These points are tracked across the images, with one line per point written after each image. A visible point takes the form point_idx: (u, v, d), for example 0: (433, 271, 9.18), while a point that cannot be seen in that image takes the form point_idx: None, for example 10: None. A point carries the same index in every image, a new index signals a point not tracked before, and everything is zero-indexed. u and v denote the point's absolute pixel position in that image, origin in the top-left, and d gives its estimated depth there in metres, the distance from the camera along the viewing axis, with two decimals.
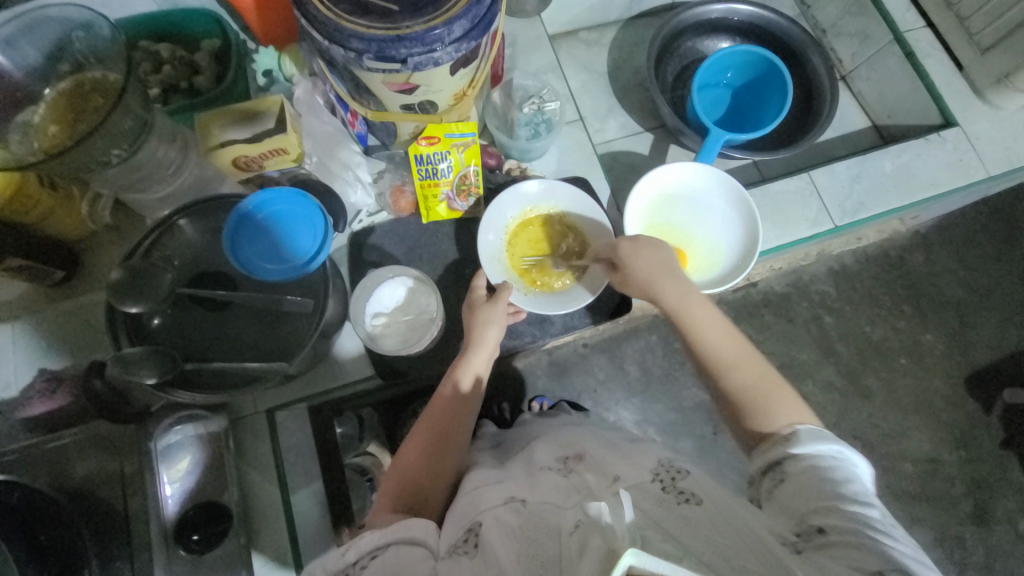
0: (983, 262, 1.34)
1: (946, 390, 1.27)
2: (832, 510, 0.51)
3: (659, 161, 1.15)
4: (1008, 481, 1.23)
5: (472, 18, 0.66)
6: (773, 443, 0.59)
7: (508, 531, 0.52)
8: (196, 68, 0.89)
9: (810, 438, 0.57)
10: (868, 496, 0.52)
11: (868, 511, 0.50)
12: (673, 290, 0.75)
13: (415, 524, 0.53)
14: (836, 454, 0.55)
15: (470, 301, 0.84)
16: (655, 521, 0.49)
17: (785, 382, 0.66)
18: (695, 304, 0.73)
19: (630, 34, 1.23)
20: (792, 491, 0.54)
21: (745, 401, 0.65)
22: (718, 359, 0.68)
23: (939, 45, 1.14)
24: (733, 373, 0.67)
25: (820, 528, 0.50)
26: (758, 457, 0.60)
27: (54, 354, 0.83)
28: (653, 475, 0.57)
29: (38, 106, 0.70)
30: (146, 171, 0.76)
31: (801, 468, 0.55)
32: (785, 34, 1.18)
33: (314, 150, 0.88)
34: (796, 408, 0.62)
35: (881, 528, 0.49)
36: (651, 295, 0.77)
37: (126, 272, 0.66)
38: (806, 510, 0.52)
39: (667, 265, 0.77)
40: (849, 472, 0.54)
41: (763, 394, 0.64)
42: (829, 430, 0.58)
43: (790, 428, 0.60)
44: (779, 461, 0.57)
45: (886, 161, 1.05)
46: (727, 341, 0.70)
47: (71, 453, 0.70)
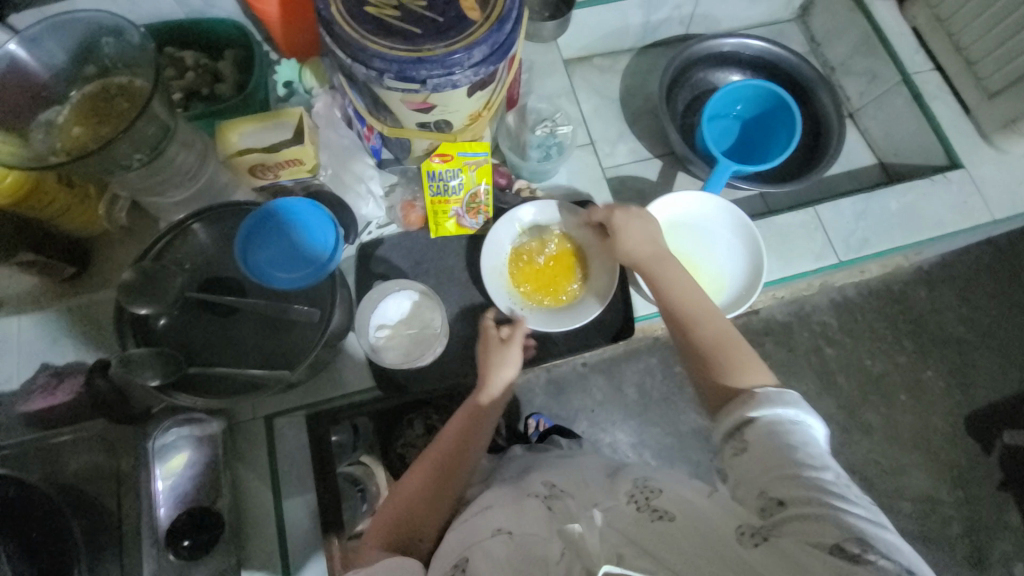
0: (985, 302, 1.34)
1: (946, 428, 1.27)
2: (790, 479, 0.51)
3: (667, 187, 1.16)
4: (1006, 524, 1.21)
5: (491, 45, 0.68)
6: (732, 405, 0.60)
7: (496, 563, 0.51)
8: (218, 76, 0.91)
9: (771, 399, 0.58)
10: (823, 458, 0.53)
11: (823, 475, 0.51)
12: (649, 253, 0.81)
13: (403, 563, 0.54)
14: (792, 416, 0.56)
15: (484, 338, 0.83)
16: (627, 536, 0.50)
17: (745, 342, 0.69)
18: (668, 268, 0.79)
19: (643, 62, 1.26)
20: (752, 462, 0.55)
21: (707, 354, 0.68)
22: (684, 314, 0.73)
23: (947, 88, 1.16)
24: (698, 329, 0.72)
25: (780, 501, 0.51)
26: (721, 421, 0.61)
27: (58, 349, 0.83)
28: (628, 496, 0.56)
29: (63, 107, 0.72)
30: (164, 175, 0.78)
31: (760, 433, 0.56)
32: (795, 70, 1.20)
33: (329, 163, 0.89)
34: (755, 369, 0.65)
35: (835, 491, 0.49)
36: (630, 257, 0.82)
37: (138, 273, 0.67)
38: (766, 482, 0.53)
39: (650, 235, 0.83)
40: (805, 436, 0.55)
41: (724, 350, 0.68)
42: (789, 391, 0.59)
43: (751, 392, 0.61)
44: (741, 425, 0.58)
45: (891, 199, 1.07)
46: (693, 299, 0.75)
47: (66, 448, 0.70)
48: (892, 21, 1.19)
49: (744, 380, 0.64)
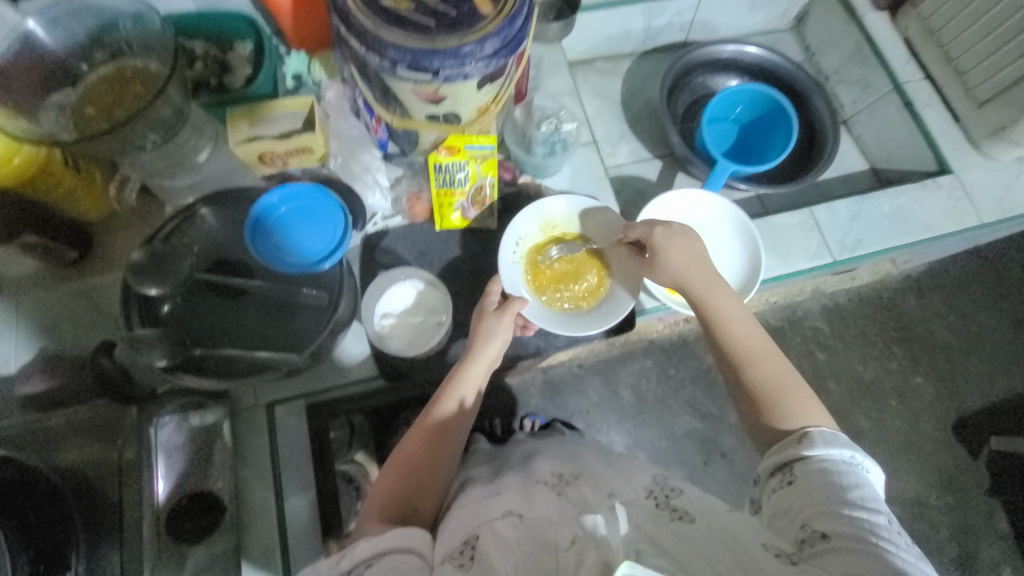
0: (971, 309, 1.38)
1: (934, 434, 1.29)
2: (836, 516, 0.53)
3: (667, 187, 1.19)
4: (994, 529, 1.23)
5: (503, 39, 0.70)
6: (786, 445, 0.63)
7: (507, 545, 0.52)
8: (225, 67, 0.91)
9: (826, 439, 0.61)
10: (876, 503, 0.55)
11: (874, 517, 0.53)
12: (704, 284, 0.79)
13: (410, 535, 0.54)
14: (845, 458, 0.59)
15: (481, 306, 0.85)
16: (650, 537, 0.50)
17: (802, 383, 0.71)
18: (723, 300, 0.78)
19: (643, 67, 1.29)
20: (800, 495, 0.57)
21: (761, 394, 0.70)
22: (739, 352, 0.74)
23: (937, 97, 1.20)
24: (756, 367, 0.72)
25: (823, 534, 0.53)
26: (771, 456, 0.63)
27: (56, 334, 0.82)
28: (647, 492, 0.58)
29: (74, 89, 0.72)
30: (174, 159, 0.79)
31: (812, 471, 0.59)
32: (791, 78, 1.23)
33: (339, 151, 0.91)
34: (812, 409, 0.67)
35: (882, 534, 0.51)
36: (681, 285, 0.81)
37: (147, 255, 0.68)
38: (810, 515, 0.55)
39: (697, 258, 0.81)
40: (858, 478, 0.57)
41: (782, 391, 0.69)
42: (842, 434, 0.62)
43: (806, 431, 0.63)
44: (792, 461, 0.61)
45: (884, 202, 1.10)
46: (750, 338, 0.75)
47: (62, 438, 0.69)
48: (884, 33, 1.23)
49: (802, 419, 0.66)
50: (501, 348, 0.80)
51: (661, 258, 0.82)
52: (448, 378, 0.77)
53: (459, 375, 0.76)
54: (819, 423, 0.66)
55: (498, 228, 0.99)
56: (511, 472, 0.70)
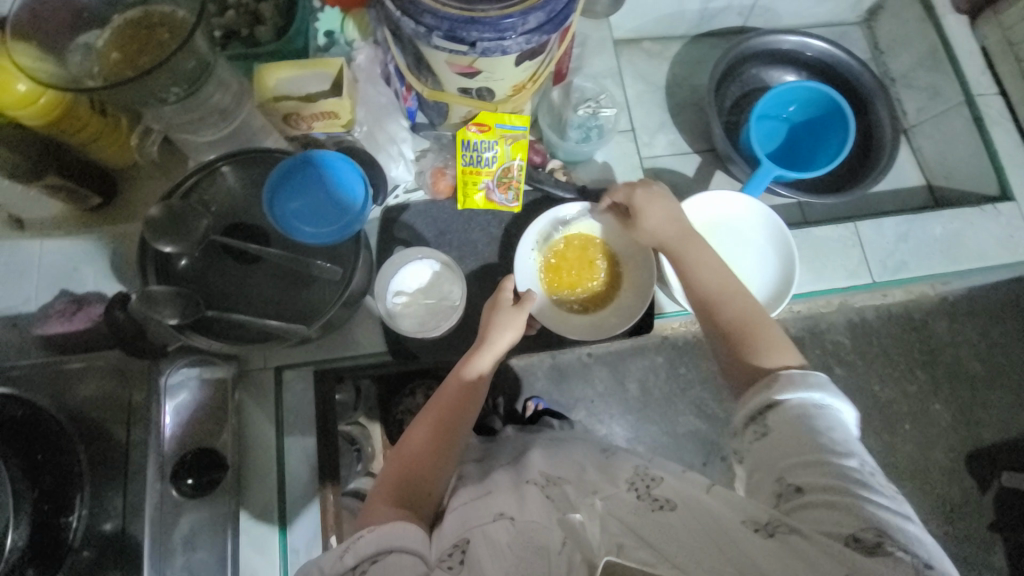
0: (1006, 341, 1.30)
1: (946, 462, 1.24)
2: (810, 468, 0.53)
3: (702, 185, 1.13)
4: (992, 565, 1.19)
5: (548, 12, 0.65)
6: (757, 390, 0.61)
7: (498, 549, 0.51)
8: (258, 17, 0.87)
9: (797, 381, 0.60)
10: (850, 444, 0.54)
11: (847, 462, 0.52)
12: (676, 234, 0.79)
13: (410, 531, 0.53)
14: (817, 401, 0.57)
15: (494, 301, 0.83)
16: (630, 527, 0.49)
17: (774, 321, 0.70)
18: (694, 248, 0.77)
19: (694, 52, 1.21)
20: (772, 446, 0.56)
21: (734, 336, 0.69)
22: (707, 296, 0.73)
23: (1009, 114, 1.10)
24: (727, 310, 0.71)
25: (798, 488, 0.52)
26: (745, 405, 0.62)
27: (78, 276, 0.83)
28: (628, 484, 0.56)
29: (102, 31, 0.69)
30: (199, 114, 0.77)
31: (781, 416, 0.57)
32: (853, 77, 1.14)
33: (365, 120, 0.87)
34: (784, 348, 0.66)
35: (857, 479, 0.51)
36: (657, 241, 0.80)
37: (165, 211, 0.67)
38: (784, 467, 0.54)
39: (673, 214, 0.80)
40: (831, 421, 0.56)
41: (752, 332, 0.68)
42: (817, 373, 0.60)
43: (777, 373, 0.62)
44: (764, 409, 0.59)
45: (936, 225, 1.02)
46: (721, 281, 0.74)
47: (74, 376, 0.70)
48: (962, 38, 1.13)
49: (775, 359, 0.65)
50: (512, 340, 0.79)
51: (640, 220, 0.81)
52: (455, 367, 0.76)
53: (464, 365, 0.75)
54: (791, 363, 0.65)
55: (522, 212, 0.95)
56: (505, 468, 0.69)
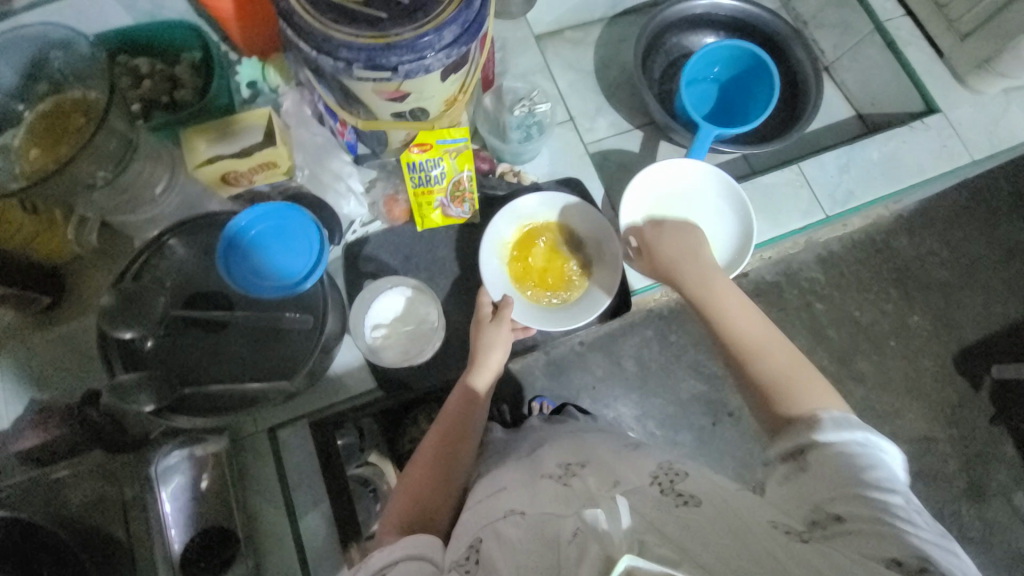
0: (965, 243, 1.37)
1: (935, 369, 1.30)
2: (851, 499, 0.51)
3: (650, 158, 1.15)
4: (1000, 455, 1.25)
5: (462, 24, 0.66)
6: (799, 428, 0.59)
7: (511, 545, 0.51)
8: (176, 82, 0.86)
9: (838, 422, 0.57)
10: (895, 483, 0.52)
11: (890, 498, 0.50)
12: (697, 276, 0.79)
13: (415, 541, 0.55)
14: (861, 440, 0.55)
15: (477, 317, 0.84)
16: (653, 523, 0.48)
17: (813, 370, 0.66)
18: (716, 290, 0.77)
19: (614, 32, 1.23)
20: (814, 482, 0.54)
21: (776, 390, 0.64)
22: (741, 344, 0.70)
23: (919, 33, 1.16)
24: (761, 360, 0.68)
25: (836, 516, 0.50)
26: (780, 441, 0.60)
27: (43, 383, 0.80)
28: (652, 479, 0.56)
29: (18, 129, 0.67)
30: (130, 195, 0.75)
31: (826, 456, 0.55)
32: (768, 28, 1.18)
33: (305, 163, 0.87)
34: (824, 394, 0.63)
35: (901, 514, 0.48)
36: (674, 278, 0.81)
37: (117, 296, 0.65)
38: (823, 500, 0.52)
39: (691, 251, 0.83)
40: (874, 460, 0.53)
41: (790, 381, 0.65)
42: (854, 417, 0.58)
43: (814, 415, 0.59)
44: (805, 446, 0.57)
45: (873, 149, 1.07)
46: (749, 326, 0.72)
47: (62, 485, 0.68)
48: None
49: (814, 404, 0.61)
50: (503, 356, 0.80)
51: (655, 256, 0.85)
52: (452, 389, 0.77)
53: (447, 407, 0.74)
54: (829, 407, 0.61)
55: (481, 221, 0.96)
56: (519, 463, 0.70)
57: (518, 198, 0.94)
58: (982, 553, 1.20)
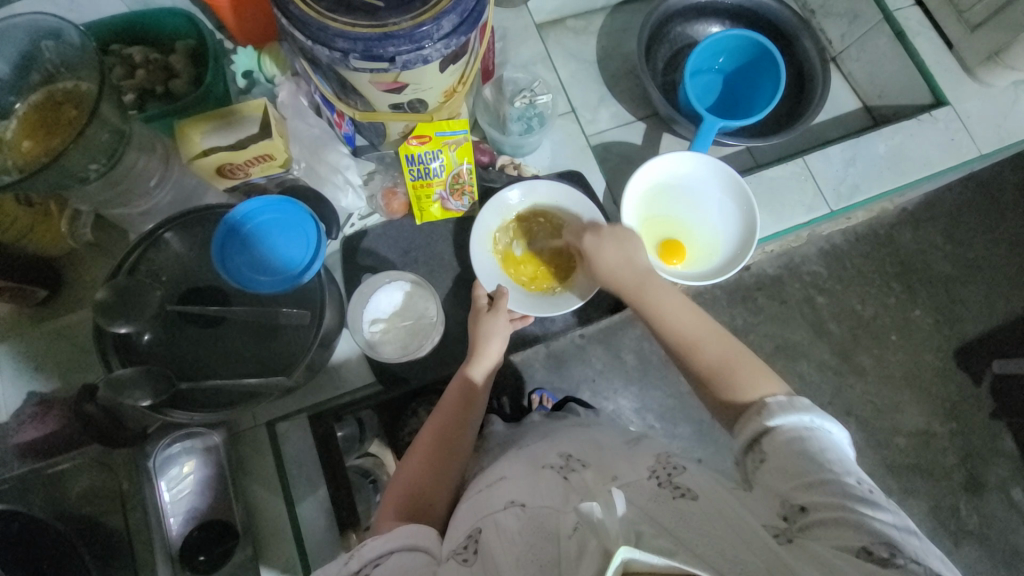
0: (970, 237, 1.35)
1: (937, 363, 1.29)
2: (813, 487, 0.50)
3: (653, 150, 1.14)
4: (998, 450, 1.25)
5: (461, 13, 0.64)
6: (750, 417, 0.59)
7: (509, 536, 0.51)
8: (171, 71, 0.85)
9: (784, 407, 0.58)
10: (846, 463, 0.52)
11: (846, 480, 0.50)
12: (632, 281, 0.77)
13: (414, 531, 0.54)
14: (807, 423, 0.55)
15: (473, 310, 0.83)
16: (648, 513, 0.48)
17: (752, 354, 0.67)
18: (653, 293, 0.75)
19: (618, 20, 1.20)
20: (775, 473, 0.53)
21: (719, 378, 0.66)
22: (681, 340, 0.70)
23: (929, 23, 1.13)
24: (702, 353, 0.69)
25: (803, 507, 0.49)
26: (741, 431, 0.60)
27: (43, 374, 0.80)
28: (649, 472, 0.55)
29: (9, 121, 0.67)
30: (125, 185, 0.73)
31: (779, 443, 0.55)
32: (775, 17, 1.16)
33: (301, 156, 0.85)
34: (770, 381, 0.63)
35: (859, 496, 0.49)
36: (613, 286, 0.79)
37: (111, 290, 0.64)
38: (788, 489, 0.51)
39: (627, 259, 0.79)
40: (824, 442, 0.53)
41: (731, 369, 0.66)
42: (804, 398, 0.58)
43: (764, 401, 0.60)
44: (758, 436, 0.57)
45: (879, 142, 1.05)
46: (691, 322, 0.71)
47: (66, 475, 0.71)
48: None
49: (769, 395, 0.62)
50: (501, 347, 0.79)
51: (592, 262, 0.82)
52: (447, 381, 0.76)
53: (442, 403, 0.74)
54: (776, 391, 0.62)
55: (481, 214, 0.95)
56: (516, 457, 0.70)
57: (504, 188, 0.92)
58: (979, 546, 1.20)
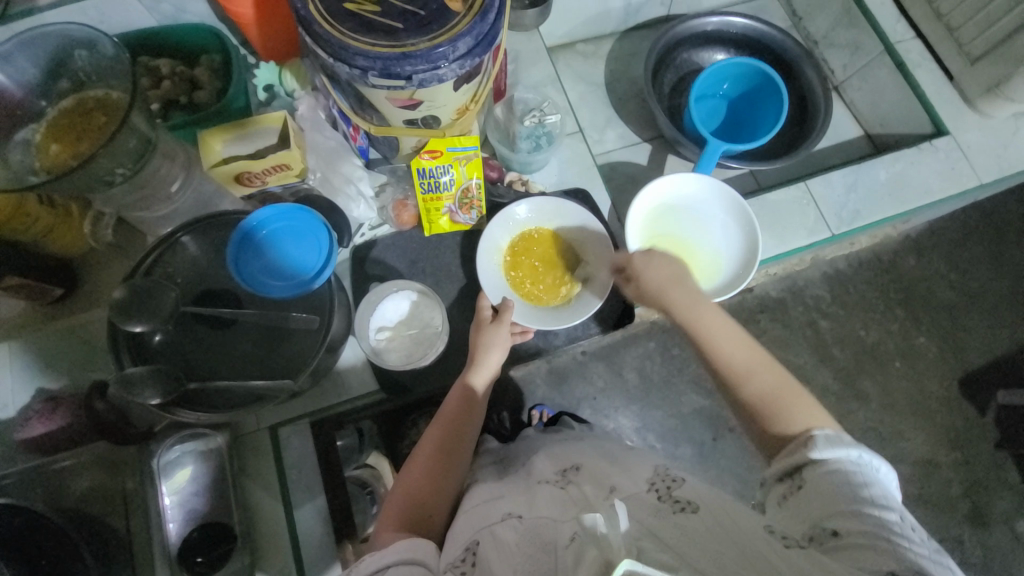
0: (974, 266, 1.36)
1: (941, 392, 1.29)
2: (849, 515, 0.50)
3: (658, 171, 1.16)
4: (1004, 482, 1.24)
5: (476, 35, 0.67)
6: (795, 448, 0.58)
7: (508, 549, 0.51)
8: (195, 83, 0.89)
9: (829, 441, 0.56)
10: (891, 501, 0.51)
11: (886, 515, 0.49)
12: (686, 300, 0.73)
13: (411, 544, 0.54)
14: (855, 459, 0.54)
15: (476, 322, 0.84)
16: (649, 530, 0.47)
17: (804, 390, 0.65)
18: (710, 318, 0.71)
19: (626, 46, 1.24)
20: (809, 500, 0.53)
21: (761, 409, 0.64)
22: (733, 369, 0.67)
23: (929, 55, 1.17)
24: (748, 384, 0.66)
25: (834, 532, 0.50)
26: (779, 460, 0.59)
27: (52, 372, 0.81)
28: (648, 486, 0.56)
29: (40, 125, 0.70)
30: (149, 190, 0.75)
31: (820, 475, 0.54)
32: (778, 46, 1.19)
33: (317, 166, 0.88)
34: (815, 414, 0.62)
35: (897, 530, 0.48)
36: (662, 305, 0.75)
37: (128, 291, 0.66)
38: (820, 514, 0.52)
39: (677, 276, 0.75)
40: (870, 477, 0.53)
41: (780, 400, 0.64)
42: (847, 434, 0.57)
43: (809, 434, 0.58)
44: (800, 466, 0.56)
45: (880, 169, 1.07)
46: (743, 354, 0.68)
47: (68, 473, 0.73)
48: None
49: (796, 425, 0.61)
50: (501, 358, 0.80)
51: (640, 282, 0.76)
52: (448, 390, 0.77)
53: (443, 412, 0.75)
54: (820, 425, 0.61)
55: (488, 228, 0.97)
56: (515, 470, 0.70)
57: (513, 202, 0.95)
58: None
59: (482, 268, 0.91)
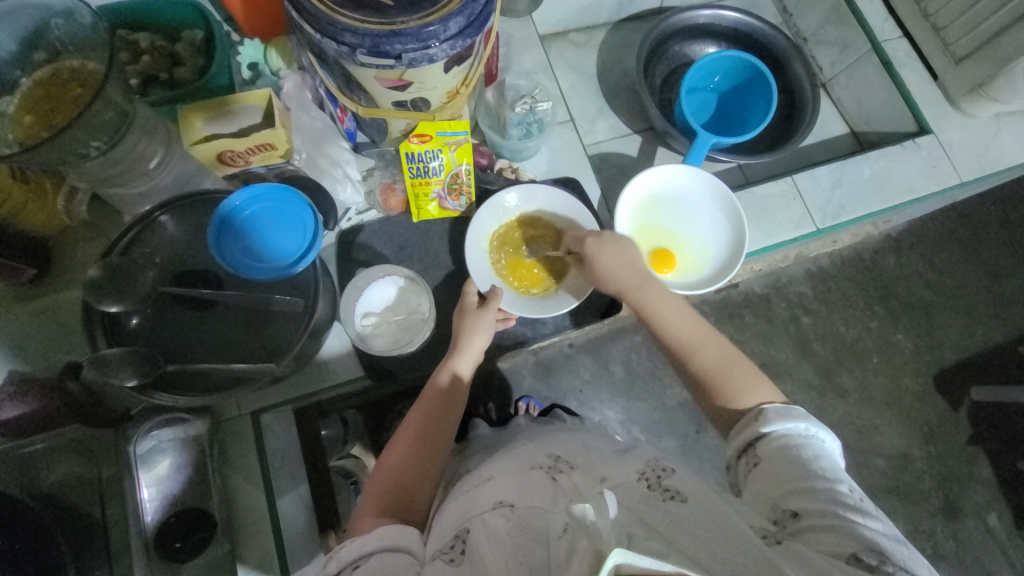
0: (951, 265, 1.40)
1: (916, 387, 1.32)
2: (806, 493, 0.51)
3: (648, 163, 1.16)
4: (973, 475, 1.28)
5: (468, 16, 0.66)
6: (745, 423, 0.60)
7: (497, 537, 0.51)
8: (176, 59, 0.86)
9: (781, 413, 0.58)
10: (838, 472, 0.53)
11: (837, 487, 0.51)
12: (633, 279, 0.78)
13: (397, 531, 0.53)
14: (802, 432, 0.56)
15: (461, 306, 0.84)
16: (640, 516, 0.48)
17: (744, 359, 0.69)
18: (654, 294, 0.76)
19: (619, 37, 1.24)
20: (766, 476, 0.54)
21: (710, 382, 0.67)
22: (681, 343, 0.71)
23: (915, 55, 1.19)
24: (697, 357, 0.69)
25: (795, 512, 0.50)
26: (735, 436, 0.60)
27: (23, 355, 0.78)
28: (639, 474, 0.55)
29: (11, 96, 0.67)
30: (126, 166, 0.73)
31: (772, 449, 0.56)
32: (769, 41, 1.20)
33: (303, 146, 0.86)
34: (761, 384, 0.65)
35: (852, 505, 0.49)
36: (613, 287, 0.79)
37: (104, 269, 0.64)
38: (779, 495, 0.52)
39: (626, 258, 0.79)
40: (817, 450, 0.54)
41: (725, 373, 0.67)
42: (797, 406, 0.59)
43: (761, 408, 0.60)
44: (753, 441, 0.58)
45: (865, 166, 1.09)
46: (688, 328, 0.72)
47: (39, 460, 0.70)
48: None
49: (752, 398, 0.63)
50: (485, 343, 0.80)
51: (595, 266, 0.81)
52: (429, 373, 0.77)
53: (425, 394, 0.74)
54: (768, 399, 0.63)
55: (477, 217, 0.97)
56: (502, 458, 0.70)
57: (505, 188, 0.94)
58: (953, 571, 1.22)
59: (469, 258, 0.90)
